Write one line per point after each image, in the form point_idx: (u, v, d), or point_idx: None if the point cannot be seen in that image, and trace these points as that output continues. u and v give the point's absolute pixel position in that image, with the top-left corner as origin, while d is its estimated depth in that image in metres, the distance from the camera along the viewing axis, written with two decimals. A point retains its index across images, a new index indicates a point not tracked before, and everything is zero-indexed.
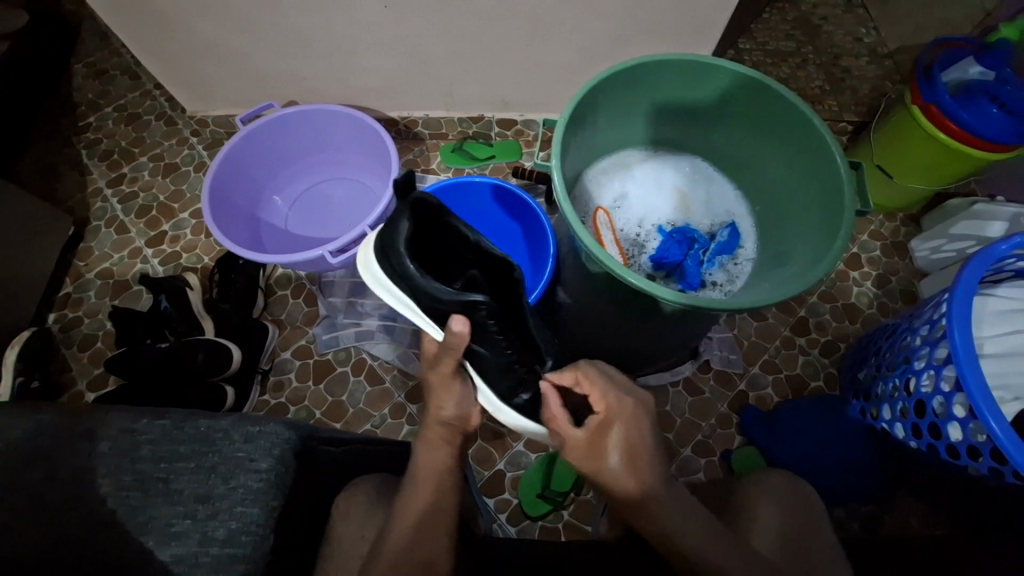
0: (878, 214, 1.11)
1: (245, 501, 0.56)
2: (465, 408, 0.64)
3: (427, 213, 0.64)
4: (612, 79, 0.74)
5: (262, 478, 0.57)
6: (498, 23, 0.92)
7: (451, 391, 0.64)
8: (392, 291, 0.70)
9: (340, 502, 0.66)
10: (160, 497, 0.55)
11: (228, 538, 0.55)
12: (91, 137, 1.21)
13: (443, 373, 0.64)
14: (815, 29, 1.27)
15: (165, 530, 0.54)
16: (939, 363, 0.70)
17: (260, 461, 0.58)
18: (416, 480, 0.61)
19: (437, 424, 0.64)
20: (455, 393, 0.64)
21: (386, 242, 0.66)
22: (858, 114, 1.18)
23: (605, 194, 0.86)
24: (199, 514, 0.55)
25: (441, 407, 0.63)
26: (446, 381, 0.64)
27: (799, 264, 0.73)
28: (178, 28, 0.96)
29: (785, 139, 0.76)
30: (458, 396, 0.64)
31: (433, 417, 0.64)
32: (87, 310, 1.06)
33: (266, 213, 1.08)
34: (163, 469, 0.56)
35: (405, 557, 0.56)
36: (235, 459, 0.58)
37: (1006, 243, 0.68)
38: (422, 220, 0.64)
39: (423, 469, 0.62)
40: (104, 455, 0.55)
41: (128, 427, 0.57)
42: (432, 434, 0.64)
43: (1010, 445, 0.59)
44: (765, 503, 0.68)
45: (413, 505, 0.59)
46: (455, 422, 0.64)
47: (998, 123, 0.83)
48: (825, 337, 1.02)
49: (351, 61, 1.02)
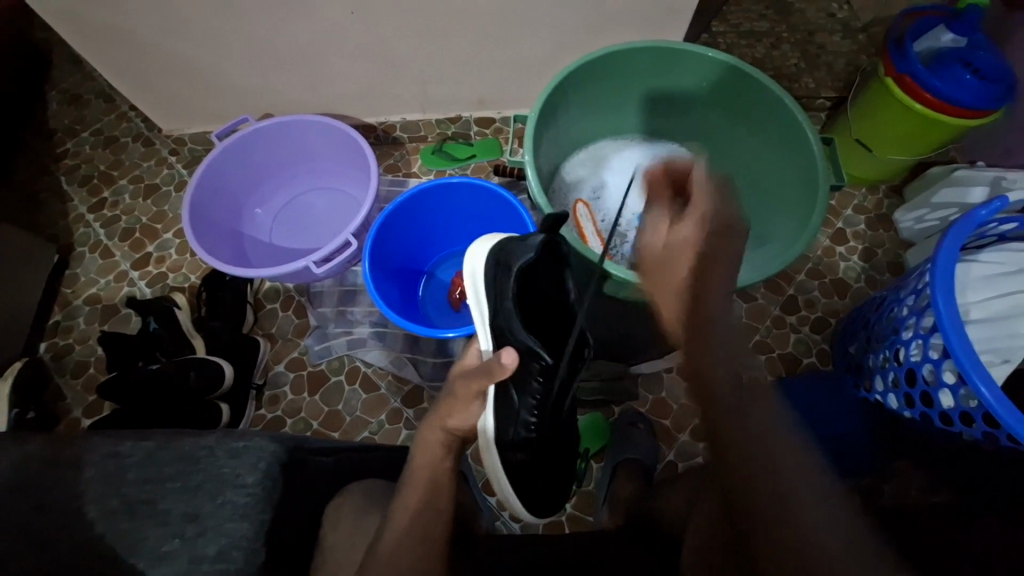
0: (861, 188, 1.11)
1: (235, 516, 0.59)
2: (471, 422, 0.67)
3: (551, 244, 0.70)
4: (581, 71, 0.74)
5: (250, 492, 0.60)
6: (466, 22, 0.92)
7: (456, 404, 0.67)
8: (478, 297, 0.74)
9: (332, 509, 0.66)
10: (148, 519, 0.55)
11: (219, 553, 0.56)
12: (70, 163, 1.20)
13: (469, 392, 0.66)
14: (787, 7, 1.27)
15: (155, 551, 0.54)
16: (926, 332, 0.71)
17: (246, 476, 0.61)
18: (407, 483, 0.62)
19: (439, 431, 0.66)
20: (468, 411, 0.67)
21: (503, 256, 0.71)
22: (834, 89, 1.18)
23: (584, 186, 0.87)
24: (187, 533, 0.56)
25: (449, 417, 0.66)
26: (467, 396, 0.66)
27: (779, 243, 0.74)
28: (148, 48, 0.96)
29: (758, 121, 0.77)
30: (465, 412, 0.67)
31: (439, 422, 0.66)
32: (77, 337, 1.05)
33: (249, 227, 1.08)
34: (147, 492, 0.56)
35: (399, 558, 0.57)
36: (221, 477, 0.60)
37: (985, 209, 0.69)
38: (547, 255, 0.70)
39: (415, 471, 0.63)
40: (89, 481, 0.55)
41: (112, 452, 0.57)
42: (433, 438, 0.65)
43: (1000, 407, 0.60)
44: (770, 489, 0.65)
45: (400, 505, 0.61)
46: (453, 432, 0.66)
47: (970, 88, 0.83)
48: (815, 314, 1.03)
49: (323, 69, 1.02)
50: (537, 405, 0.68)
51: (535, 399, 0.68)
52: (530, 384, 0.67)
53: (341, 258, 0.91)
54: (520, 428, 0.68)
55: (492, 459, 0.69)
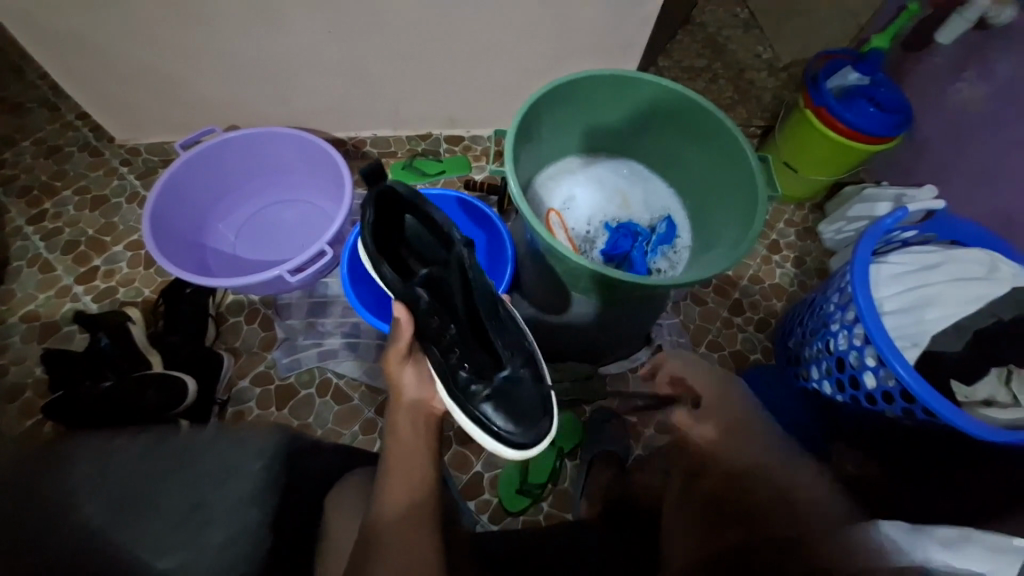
0: (790, 205, 1.26)
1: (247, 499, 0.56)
2: (428, 388, 0.70)
3: (388, 204, 0.70)
4: (551, 94, 0.82)
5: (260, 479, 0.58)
6: (439, 45, 0.98)
7: (402, 369, 0.69)
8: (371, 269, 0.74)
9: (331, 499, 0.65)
10: None
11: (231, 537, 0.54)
12: (6, 173, 1.13)
13: (397, 361, 0.68)
14: (721, 48, 1.44)
15: None
16: (850, 323, 0.82)
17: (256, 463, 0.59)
18: (393, 467, 0.62)
19: (402, 410, 0.68)
20: (403, 376, 0.69)
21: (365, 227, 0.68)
22: (764, 119, 1.33)
23: (555, 197, 0.94)
24: None
25: (403, 389, 0.69)
26: (400, 359, 0.68)
27: (724, 246, 0.83)
28: (111, 55, 0.95)
29: (704, 143, 0.87)
30: (415, 374, 0.70)
31: (398, 404, 0.68)
32: (11, 358, 0.97)
33: (212, 239, 1.06)
34: None
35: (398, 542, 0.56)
36: None
37: (890, 218, 0.83)
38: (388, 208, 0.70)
39: (397, 450, 0.64)
40: None
41: (108, 446, 0.55)
42: (400, 420, 0.67)
43: (914, 381, 0.71)
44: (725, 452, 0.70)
45: (394, 488, 0.60)
46: (415, 403, 0.69)
47: (875, 118, 0.99)
48: (758, 315, 1.13)
49: (296, 85, 1.04)
50: (462, 360, 0.68)
51: (456, 355, 0.68)
52: (447, 342, 0.68)
53: (314, 267, 0.91)
54: (465, 387, 0.67)
55: (461, 417, 0.68)
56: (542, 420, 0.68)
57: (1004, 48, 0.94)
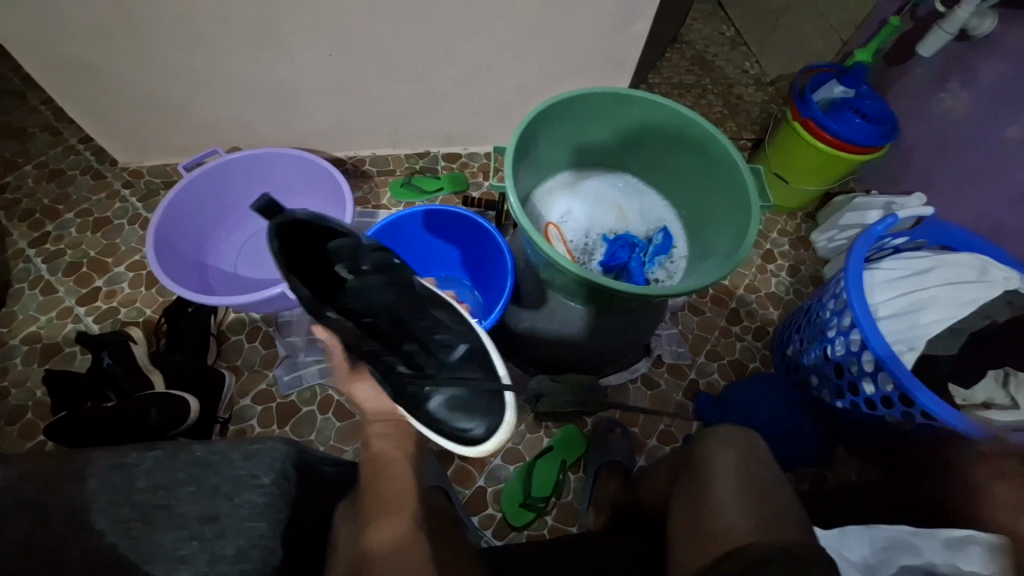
0: (782, 214, 1.28)
1: (252, 515, 0.55)
2: (385, 399, 0.69)
3: (300, 233, 0.62)
4: (547, 111, 0.85)
5: (267, 491, 0.56)
6: (439, 67, 1.01)
7: (355, 385, 0.69)
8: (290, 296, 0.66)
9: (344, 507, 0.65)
10: (161, 524, 0.52)
11: (237, 553, 0.52)
12: (10, 197, 1.14)
13: (347, 376, 0.69)
14: (709, 64, 1.48)
15: (172, 555, 0.51)
16: (846, 329, 0.84)
17: (262, 476, 0.57)
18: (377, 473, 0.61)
19: (370, 422, 0.69)
20: (359, 390, 0.69)
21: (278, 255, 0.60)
22: (753, 132, 1.37)
23: (553, 211, 0.96)
24: (205, 535, 0.53)
25: (361, 403, 0.69)
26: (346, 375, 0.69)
27: (720, 254, 0.85)
28: (118, 82, 0.97)
29: (695, 154, 0.89)
30: (366, 386, 0.68)
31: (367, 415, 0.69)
32: (12, 380, 0.97)
33: (214, 259, 1.07)
34: (162, 496, 0.54)
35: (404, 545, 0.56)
36: (237, 478, 0.57)
37: (880, 224, 0.85)
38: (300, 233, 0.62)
39: (382, 454, 0.64)
40: (94, 491, 0.52)
41: (116, 463, 0.55)
42: (376, 429, 0.67)
43: (911, 386, 0.73)
44: (725, 452, 0.67)
45: (388, 493, 0.59)
46: (378, 415, 0.69)
47: (861, 129, 1.02)
48: (755, 323, 1.15)
49: (297, 106, 1.07)
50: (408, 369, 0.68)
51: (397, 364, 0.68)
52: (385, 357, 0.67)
53: None
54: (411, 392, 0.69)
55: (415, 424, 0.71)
56: (490, 409, 0.73)
57: (982, 59, 0.98)
